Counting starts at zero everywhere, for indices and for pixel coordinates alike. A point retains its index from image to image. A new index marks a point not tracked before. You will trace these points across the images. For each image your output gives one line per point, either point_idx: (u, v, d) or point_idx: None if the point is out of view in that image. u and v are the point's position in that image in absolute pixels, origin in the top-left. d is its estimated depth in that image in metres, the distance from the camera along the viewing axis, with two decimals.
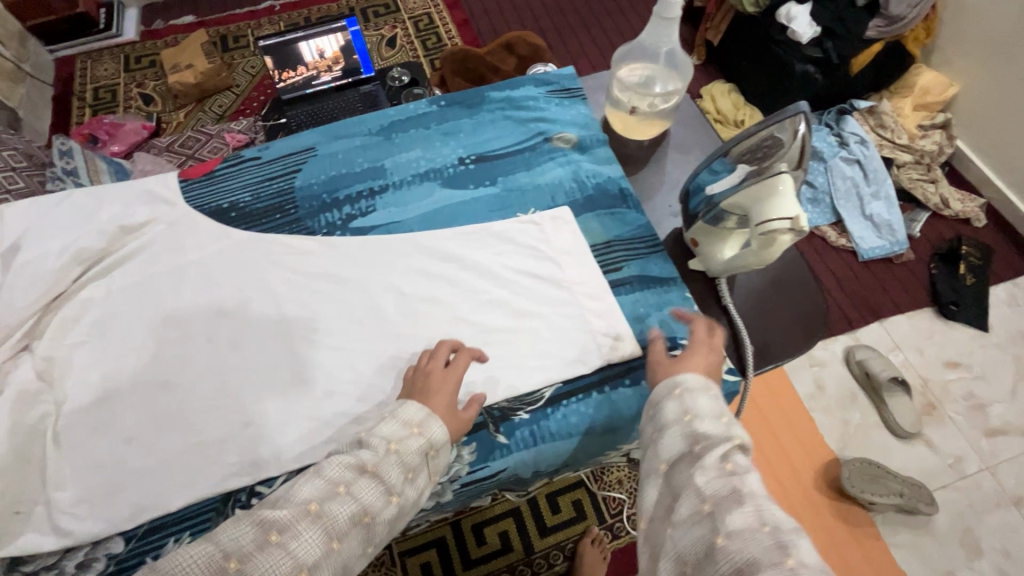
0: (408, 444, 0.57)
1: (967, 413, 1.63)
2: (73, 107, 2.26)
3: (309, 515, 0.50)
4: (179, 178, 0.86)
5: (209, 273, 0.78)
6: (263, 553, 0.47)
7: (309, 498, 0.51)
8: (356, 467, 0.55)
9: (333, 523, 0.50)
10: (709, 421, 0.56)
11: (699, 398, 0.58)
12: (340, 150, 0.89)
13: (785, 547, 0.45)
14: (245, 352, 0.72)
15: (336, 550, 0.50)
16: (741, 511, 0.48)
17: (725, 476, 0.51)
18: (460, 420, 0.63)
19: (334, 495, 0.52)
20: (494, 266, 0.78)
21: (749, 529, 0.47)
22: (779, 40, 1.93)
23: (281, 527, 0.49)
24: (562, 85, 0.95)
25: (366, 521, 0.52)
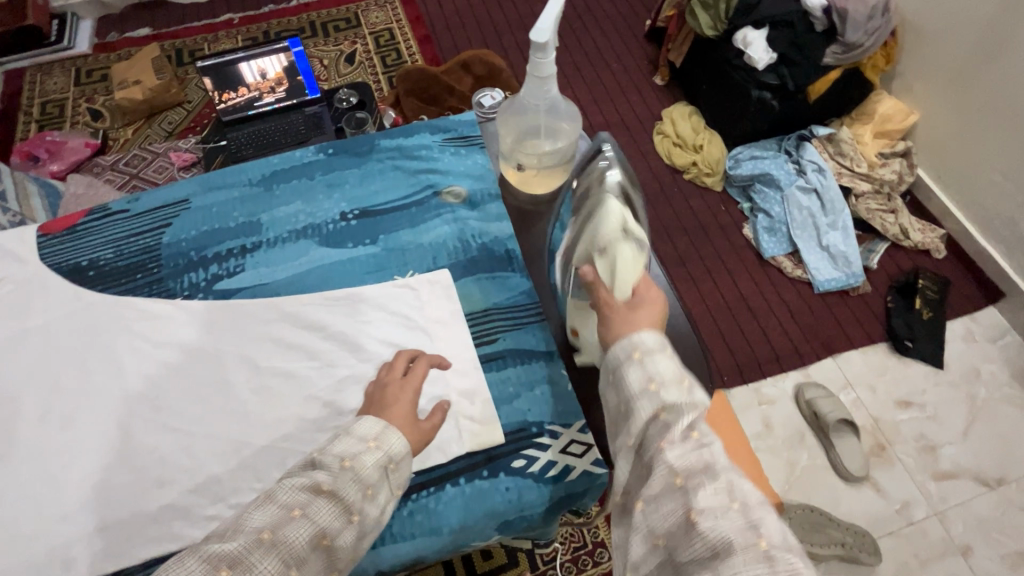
0: (363, 460, 0.54)
1: (917, 455, 1.58)
2: (19, 122, 2.21)
3: (263, 544, 0.47)
4: (38, 232, 0.81)
5: (51, 342, 0.72)
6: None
7: (261, 526, 0.48)
8: (310, 489, 0.51)
9: (289, 550, 0.47)
10: (671, 386, 0.51)
11: (659, 360, 0.53)
12: (216, 202, 0.84)
13: (756, 528, 0.42)
14: (77, 433, 0.67)
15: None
16: (709, 492, 0.44)
17: (693, 451, 0.47)
18: (419, 431, 0.61)
19: (288, 520, 0.49)
20: (360, 336, 0.72)
21: (718, 511, 0.43)
22: (736, 65, 1.89)
23: (234, 559, 0.46)
24: (460, 132, 0.90)
25: (326, 543, 0.49)
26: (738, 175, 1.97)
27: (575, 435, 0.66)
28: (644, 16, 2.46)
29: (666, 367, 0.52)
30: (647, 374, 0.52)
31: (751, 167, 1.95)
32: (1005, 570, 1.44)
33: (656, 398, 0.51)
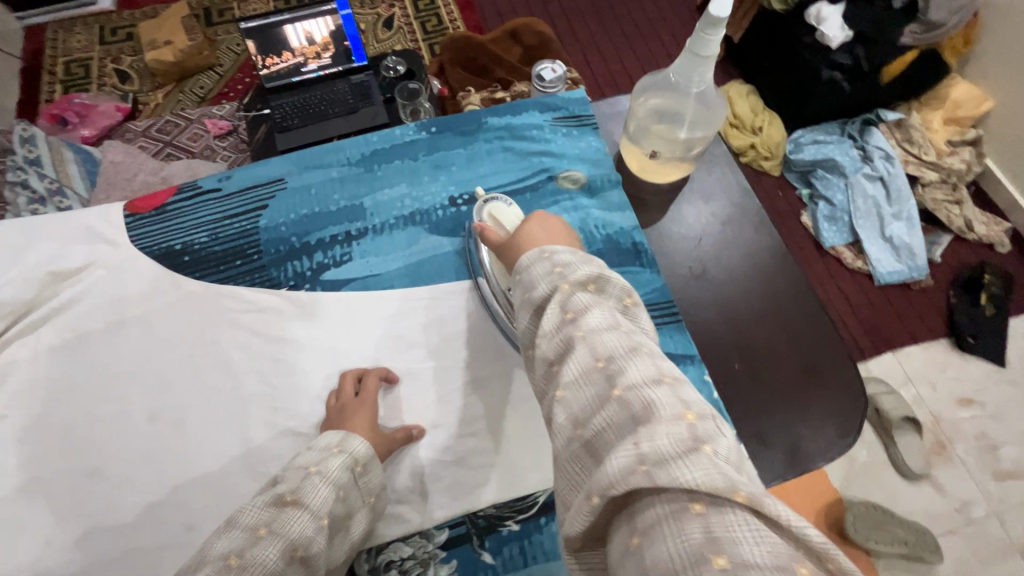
0: (329, 464, 0.54)
1: (977, 454, 1.55)
2: (42, 82, 2.10)
3: (231, 571, 0.44)
4: (125, 212, 0.74)
5: (152, 334, 0.67)
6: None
7: (227, 553, 0.45)
8: (273, 505, 0.50)
9: (262, 569, 0.44)
10: (543, 285, 0.46)
11: (532, 269, 0.47)
12: (313, 182, 0.77)
13: (614, 378, 0.38)
14: (193, 434, 0.62)
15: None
16: (575, 356, 0.40)
17: (561, 327, 0.42)
18: (382, 439, 0.60)
19: (256, 541, 0.46)
20: (481, 330, 0.68)
21: (584, 375, 0.39)
22: (807, 43, 1.77)
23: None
24: (570, 112, 0.83)
25: (298, 555, 0.47)
26: (799, 160, 1.87)
27: None
28: None
29: (539, 271, 0.47)
30: (523, 288, 0.47)
31: (814, 151, 1.85)
32: None
33: (533, 302, 0.46)
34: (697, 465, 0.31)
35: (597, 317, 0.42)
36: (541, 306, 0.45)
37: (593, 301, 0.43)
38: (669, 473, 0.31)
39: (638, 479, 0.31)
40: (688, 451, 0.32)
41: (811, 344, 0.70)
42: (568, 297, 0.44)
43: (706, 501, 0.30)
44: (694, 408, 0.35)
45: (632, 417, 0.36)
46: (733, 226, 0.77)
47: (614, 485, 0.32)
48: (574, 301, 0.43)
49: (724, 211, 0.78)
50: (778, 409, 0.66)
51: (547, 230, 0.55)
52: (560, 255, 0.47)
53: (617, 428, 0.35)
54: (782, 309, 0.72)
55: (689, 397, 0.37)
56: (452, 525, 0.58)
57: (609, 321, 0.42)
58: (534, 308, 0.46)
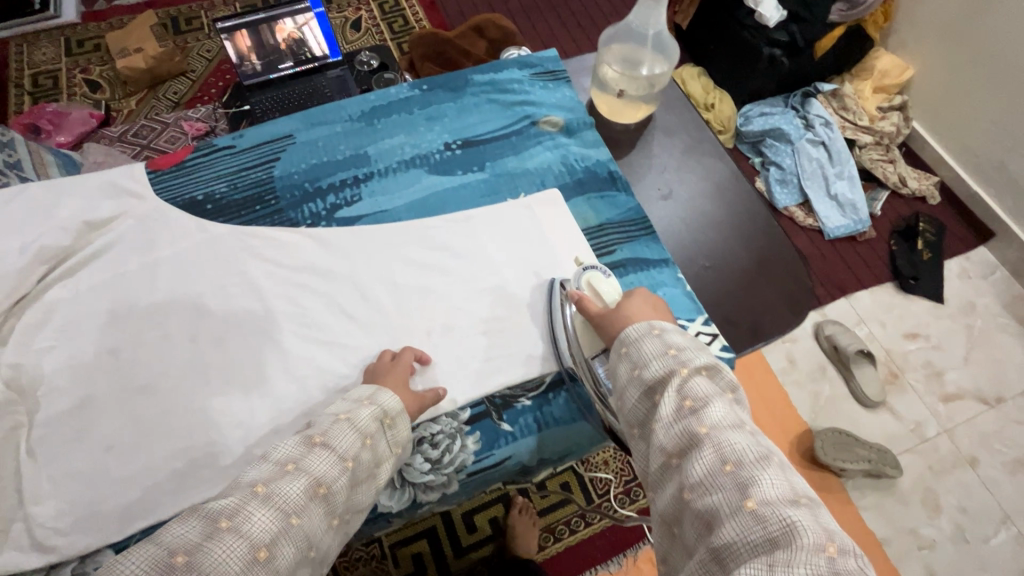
0: (358, 413, 0.59)
1: (926, 380, 1.71)
2: (10, 95, 2.10)
3: (257, 497, 0.50)
4: (148, 169, 0.81)
5: (185, 268, 0.74)
6: (215, 540, 0.47)
7: (254, 481, 0.52)
8: (303, 444, 0.56)
9: (288, 499, 0.51)
10: (656, 367, 0.56)
11: (643, 346, 0.58)
12: (320, 137, 0.86)
13: (744, 488, 0.46)
14: (232, 350, 0.69)
15: (296, 525, 0.50)
16: (702, 460, 0.48)
17: (683, 416, 0.51)
18: (416, 398, 0.64)
19: (283, 474, 0.53)
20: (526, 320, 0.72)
21: (712, 478, 0.47)
22: (746, 24, 1.93)
23: (230, 513, 0.49)
24: (545, 67, 0.94)
25: (322, 491, 0.53)
26: (750, 131, 2.02)
27: (700, 327, 0.72)
28: None
29: (651, 350, 0.57)
30: (632, 362, 0.57)
31: (763, 123, 2.00)
32: (1007, 475, 1.59)
33: (643, 381, 0.56)
34: None
35: (717, 413, 0.51)
36: (651, 387, 0.55)
37: (710, 394, 0.52)
38: None
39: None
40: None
41: (765, 244, 0.82)
42: (685, 383, 0.53)
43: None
44: (835, 541, 0.42)
45: (765, 530, 0.43)
46: (693, 154, 0.89)
47: None
48: (692, 390, 0.53)
49: (685, 144, 0.90)
50: (740, 297, 0.78)
51: (648, 304, 0.64)
52: (669, 336, 0.57)
53: (752, 546, 0.43)
54: (740, 220, 0.83)
55: (828, 528, 0.43)
56: (473, 405, 0.67)
57: (728, 418, 0.51)
58: (644, 387, 0.56)
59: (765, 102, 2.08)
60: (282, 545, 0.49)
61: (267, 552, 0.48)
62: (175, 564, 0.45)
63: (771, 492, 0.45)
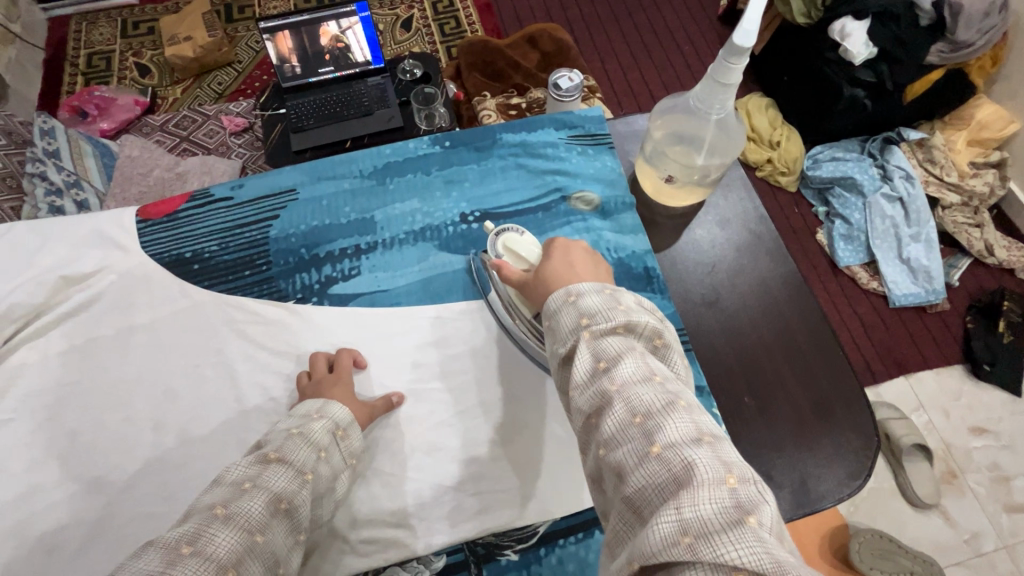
0: (311, 428, 0.56)
1: (991, 485, 1.34)
2: (65, 74, 2.13)
3: (218, 518, 0.46)
4: (138, 217, 0.75)
5: (161, 340, 0.68)
6: (179, 566, 0.41)
7: (213, 503, 0.47)
8: (258, 462, 0.52)
9: (249, 518, 0.47)
10: (568, 337, 0.45)
11: (559, 317, 0.46)
12: (326, 194, 0.77)
13: (651, 434, 0.37)
14: (193, 442, 0.63)
15: (261, 543, 0.46)
16: (612, 413, 0.39)
17: (596, 379, 0.41)
18: (365, 408, 0.62)
19: (241, 494, 0.48)
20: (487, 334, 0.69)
21: (622, 431, 0.38)
22: (829, 59, 1.54)
23: (192, 537, 0.44)
24: (587, 130, 0.82)
25: (283, 507, 0.49)
26: (817, 177, 1.65)
27: None
28: None
29: (566, 320, 0.46)
30: (552, 335, 0.47)
31: (832, 169, 1.63)
32: None
33: (561, 354, 0.45)
34: (738, 539, 0.30)
35: (631, 367, 0.41)
36: (568, 357, 0.45)
37: (624, 348, 0.42)
38: (713, 548, 0.30)
39: (681, 552, 0.31)
40: (733, 524, 0.31)
41: (821, 381, 0.69)
42: (596, 344, 0.43)
43: (750, 571, 0.29)
44: (735, 472, 0.35)
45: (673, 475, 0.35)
46: (749, 254, 0.76)
47: (656, 553, 0.32)
48: (604, 349, 0.42)
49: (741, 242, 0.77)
50: (787, 446, 0.65)
51: (571, 261, 0.54)
52: (586, 299, 0.46)
53: (660, 493, 0.35)
54: (795, 345, 0.71)
55: (729, 458, 0.36)
56: (450, 552, 0.58)
57: (642, 372, 0.41)
58: (562, 358, 0.45)
59: (845, 142, 1.68)
60: (250, 564, 0.45)
61: (236, 572, 0.43)
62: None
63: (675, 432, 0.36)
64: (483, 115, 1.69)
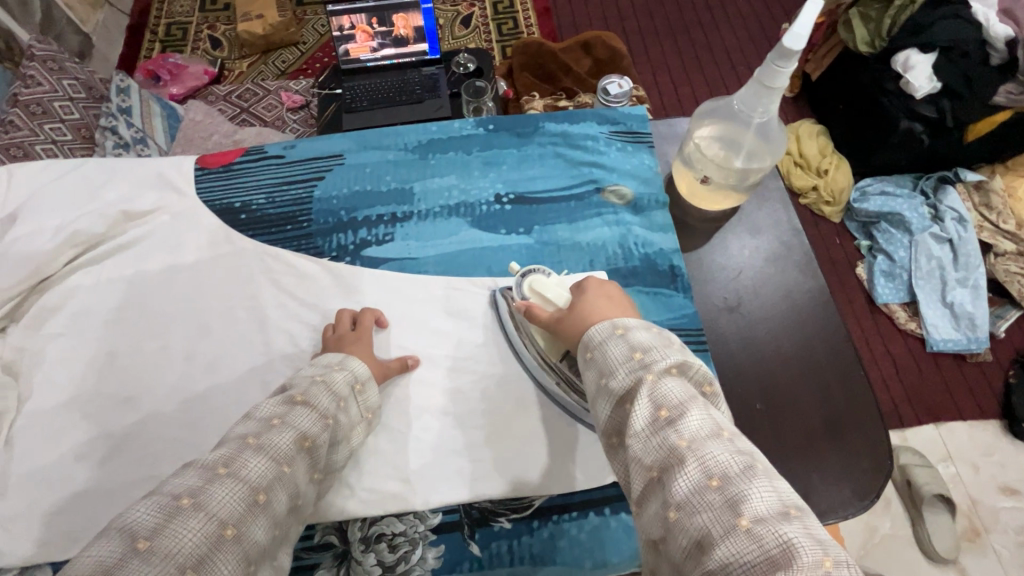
0: (333, 377, 0.58)
1: (1017, 551, 1.26)
2: (144, 40, 2.27)
3: (250, 447, 0.48)
4: (197, 165, 0.80)
5: (203, 280, 0.72)
6: (216, 484, 0.44)
7: (245, 433, 0.49)
8: (285, 403, 0.53)
9: (278, 450, 0.49)
10: (625, 375, 0.46)
11: (608, 350, 0.48)
12: (370, 162, 0.81)
13: (735, 504, 0.37)
14: (220, 377, 0.66)
15: (288, 474, 0.48)
16: (685, 473, 0.40)
17: (659, 430, 0.42)
18: (381, 367, 0.64)
19: (270, 428, 0.50)
20: (494, 341, 0.69)
21: (699, 495, 0.38)
22: (888, 90, 1.50)
23: (227, 460, 0.46)
24: (628, 127, 0.83)
25: (308, 445, 0.51)
26: (863, 210, 1.60)
27: None
28: (780, 22, 2.32)
29: (617, 354, 0.47)
30: (599, 369, 0.48)
31: (880, 203, 1.58)
32: None
33: (613, 392, 0.46)
34: None
35: (696, 421, 0.42)
36: (623, 397, 0.46)
37: (687, 398, 0.43)
38: None
39: None
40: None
41: (835, 398, 0.68)
42: (655, 388, 0.44)
43: None
44: (829, 552, 0.34)
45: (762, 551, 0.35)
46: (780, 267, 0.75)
47: None
48: (664, 396, 0.43)
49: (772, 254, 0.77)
50: (794, 458, 0.65)
51: (609, 297, 0.56)
52: (634, 334, 0.48)
53: (751, 568, 0.35)
54: (814, 360, 0.70)
55: (821, 535, 0.35)
56: (446, 511, 0.60)
57: (709, 427, 0.41)
58: (615, 396, 0.46)
59: (897, 179, 1.63)
60: (277, 492, 0.47)
61: (265, 496, 0.46)
62: (181, 507, 0.42)
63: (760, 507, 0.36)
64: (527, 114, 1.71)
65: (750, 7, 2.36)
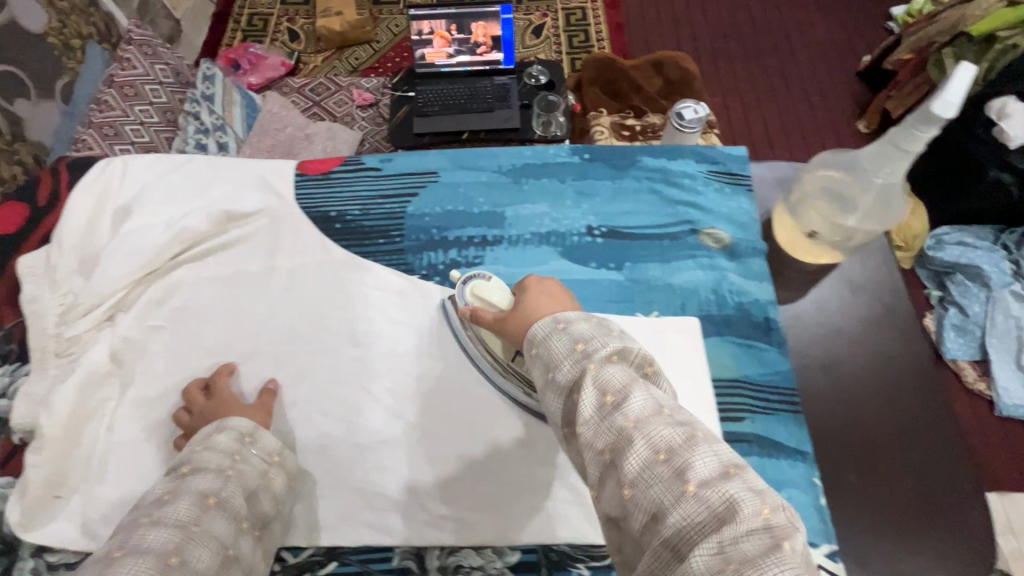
0: (216, 440, 0.57)
1: None
2: (228, 29, 2.35)
3: (144, 523, 0.49)
4: (297, 171, 0.82)
5: (298, 285, 0.74)
6: (116, 567, 0.45)
7: (139, 513, 0.50)
8: (175, 478, 0.54)
9: (176, 517, 0.49)
10: (569, 368, 0.46)
11: (552, 344, 0.48)
12: (463, 182, 0.81)
13: (684, 473, 0.38)
14: (310, 386, 0.68)
15: (197, 531, 0.49)
16: (633, 452, 0.40)
17: (606, 415, 0.42)
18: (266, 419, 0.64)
19: (164, 503, 0.51)
20: (441, 343, 0.70)
21: (648, 470, 0.39)
22: (979, 136, 1.38)
23: (119, 544, 0.47)
24: (727, 168, 0.81)
25: (211, 501, 0.52)
26: (937, 258, 1.48)
27: (821, 561, 0.58)
28: (861, 54, 2.24)
29: (559, 348, 0.47)
30: (544, 364, 0.48)
31: (958, 254, 1.46)
32: None
33: (561, 385, 0.46)
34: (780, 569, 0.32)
35: (639, 401, 0.42)
36: (571, 388, 0.46)
37: (629, 380, 0.43)
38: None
39: None
40: (770, 550, 0.33)
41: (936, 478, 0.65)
42: (598, 375, 0.44)
43: None
44: (768, 501, 0.35)
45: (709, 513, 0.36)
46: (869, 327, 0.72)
47: None
48: (608, 382, 0.43)
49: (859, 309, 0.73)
50: (890, 536, 0.61)
51: (549, 294, 0.57)
52: (576, 326, 0.48)
53: (700, 530, 0.35)
54: (912, 434, 0.66)
55: (762, 486, 0.36)
56: (525, 550, 0.60)
57: (651, 404, 0.42)
58: (564, 391, 0.46)
59: (990, 230, 1.48)
60: (193, 550, 0.48)
61: (179, 557, 0.47)
62: None
63: (705, 471, 0.37)
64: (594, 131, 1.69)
65: (831, 38, 2.29)
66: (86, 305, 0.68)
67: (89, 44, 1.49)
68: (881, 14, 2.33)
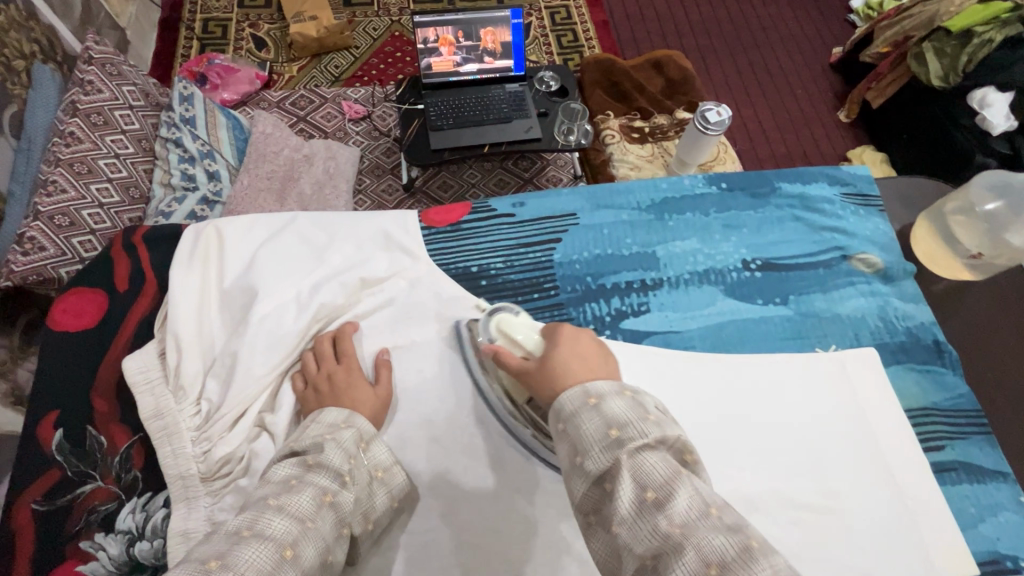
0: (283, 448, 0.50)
1: None
2: (179, 36, 2.03)
3: (272, 506, 0.43)
4: (421, 223, 0.74)
5: (459, 356, 0.65)
6: (242, 546, 0.40)
7: (265, 493, 0.44)
8: (299, 464, 0.47)
9: (297, 510, 0.43)
10: None
11: (582, 423, 0.41)
12: (606, 222, 0.76)
13: None
14: (506, 474, 0.59)
15: (314, 528, 0.43)
16: None
17: None
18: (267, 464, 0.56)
19: (290, 488, 0.45)
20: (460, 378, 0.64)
21: None
22: (962, 124, 1.55)
23: (251, 522, 0.41)
24: (858, 189, 0.82)
25: (328, 499, 0.46)
26: None
27: None
28: (832, 47, 2.29)
29: None
30: (572, 445, 0.41)
31: None
32: None
33: None
34: None
35: (639, 437, 0.38)
36: None
37: None
38: None
39: None
40: None
41: None
42: None
43: None
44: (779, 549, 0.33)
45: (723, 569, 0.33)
46: (979, 341, 0.79)
47: None
48: None
49: (959, 325, 0.80)
50: None
51: (580, 355, 0.49)
52: (608, 401, 0.41)
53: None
54: None
55: None
56: None
57: None
58: None
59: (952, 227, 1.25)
60: (306, 545, 0.42)
61: None
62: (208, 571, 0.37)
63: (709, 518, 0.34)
64: (605, 133, 1.64)
65: (809, 29, 2.33)
66: (232, 416, 0.58)
67: (38, 64, 1.11)
68: (840, 6, 2.40)
